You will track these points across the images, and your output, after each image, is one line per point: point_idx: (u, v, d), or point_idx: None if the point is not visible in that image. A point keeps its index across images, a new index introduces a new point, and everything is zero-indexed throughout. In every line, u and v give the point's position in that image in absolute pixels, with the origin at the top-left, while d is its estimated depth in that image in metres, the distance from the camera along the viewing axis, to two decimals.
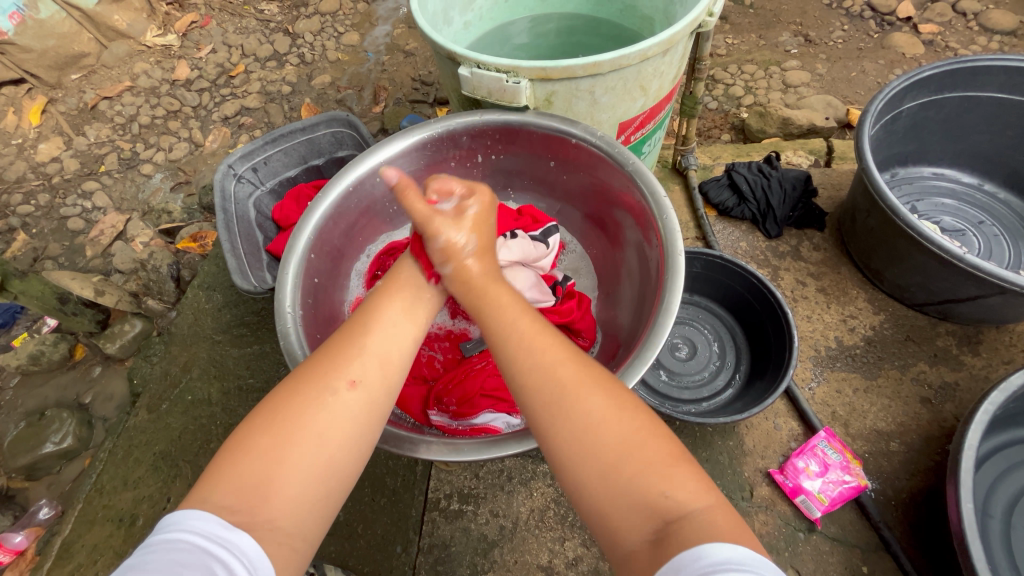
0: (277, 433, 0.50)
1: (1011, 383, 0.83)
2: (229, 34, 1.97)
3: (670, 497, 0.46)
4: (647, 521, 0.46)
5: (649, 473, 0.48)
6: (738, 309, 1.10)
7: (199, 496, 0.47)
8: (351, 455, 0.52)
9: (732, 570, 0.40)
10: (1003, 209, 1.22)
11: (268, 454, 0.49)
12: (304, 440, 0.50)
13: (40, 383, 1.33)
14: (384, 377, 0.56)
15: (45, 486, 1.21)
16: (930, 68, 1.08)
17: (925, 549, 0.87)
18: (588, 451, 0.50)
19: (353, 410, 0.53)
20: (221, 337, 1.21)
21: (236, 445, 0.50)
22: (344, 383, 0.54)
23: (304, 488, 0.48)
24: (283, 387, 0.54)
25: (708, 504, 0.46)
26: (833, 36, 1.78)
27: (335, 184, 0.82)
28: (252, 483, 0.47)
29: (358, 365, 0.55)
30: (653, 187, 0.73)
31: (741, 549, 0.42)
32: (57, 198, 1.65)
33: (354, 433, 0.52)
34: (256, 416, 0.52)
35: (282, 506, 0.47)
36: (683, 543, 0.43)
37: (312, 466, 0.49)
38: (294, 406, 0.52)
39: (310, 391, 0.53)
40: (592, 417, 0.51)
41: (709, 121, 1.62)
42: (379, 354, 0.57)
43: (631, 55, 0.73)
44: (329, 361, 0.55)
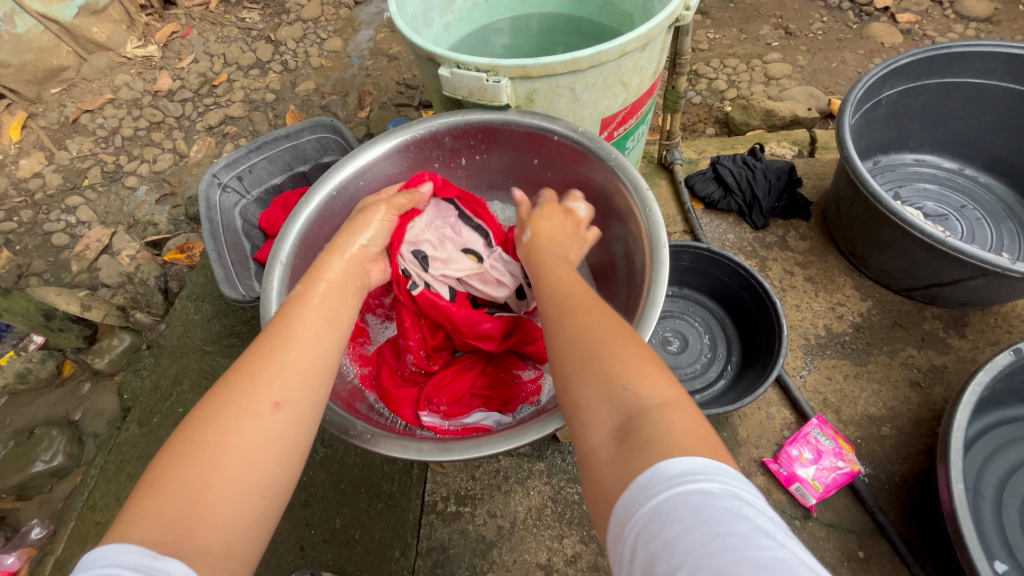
0: (197, 460, 0.45)
1: (996, 363, 0.84)
2: (211, 43, 1.95)
3: (631, 391, 0.45)
4: (612, 417, 0.45)
5: (620, 368, 0.47)
6: (727, 301, 1.11)
7: (117, 533, 0.41)
8: (282, 473, 0.48)
9: (689, 486, 0.37)
10: (983, 193, 1.24)
11: (191, 481, 0.44)
12: (229, 462, 0.46)
13: (29, 401, 1.31)
14: (309, 389, 0.53)
15: (36, 506, 1.19)
16: (907, 55, 1.09)
17: (919, 532, 0.88)
18: (580, 346, 0.51)
19: (280, 427, 0.50)
20: (211, 348, 1.20)
21: (157, 475, 0.45)
22: (267, 404, 0.50)
23: (236, 511, 0.44)
24: (202, 410, 0.49)
25: (667, 402, 0.44)
26: (813, 28, 1.80)
27: (319, 188, 0.81)
28: (179, 510, 0.43)
29: (279, 383, 0.51)
30: (635, 181, 0.73)
31: (700, 458, 0.39)
32: (40, 214, 1.63)
33: (283, 449, 0.49)
34: (175, 444, 0.47)
35: (213, 532, 0.43)
36: (642, 448, 0.41)
37: (244, 484, 0.46)
38: (213, 429, 0.47)
39: (231, 410, 0.49)
40: (581, 327, 0.52)
41: (694, 116, 1.64)
42: (303, 369, 0.54)
43: (609, 50, 0.73)
44: (246, 380, 0.51)
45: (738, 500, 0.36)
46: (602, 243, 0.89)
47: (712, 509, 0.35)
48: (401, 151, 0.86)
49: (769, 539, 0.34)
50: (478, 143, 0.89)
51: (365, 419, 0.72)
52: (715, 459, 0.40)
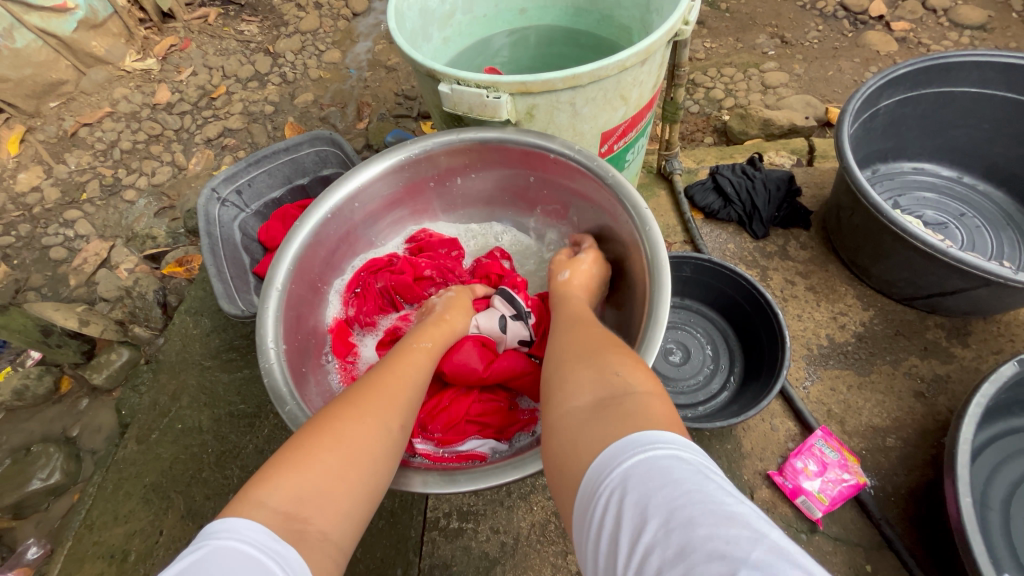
0: (343, 454, 0.51)
1: (1001, 374, 0.83)
2: (210, 56, 1.96)
3: (621, 376, 0.52)
4: (595, 392, 0.51)
5: (616, 360, 0.54)
6: (729, 312, 1.10)
7: (249, 507, 0.44)
8: (384, 483, 0.54)
9: (661, 450, 0.41)
10: (982, 201, 1.24)
11: (335, 472, 0.49)
12: (360, 463, 0.52)
13: (26, 418, 1.30)
14: (416, 419, 0.61)
15: (33, 524, 1.17)
16: (904, 65, 1.10)
17: (927, 544, 0.87)
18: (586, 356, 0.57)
19: (397, 447, 0.57)
20: (210, 363, 1.19)
21: (294, 458, 0.49)
22: (398, 426, 0.58)
23: (352, 506, 0.49)
24: (336, 412, 0.55)
25: (651, 390, 0.49)
26: (809, 37, 1.81)
27: (313, 212, 0.81)
28: (312, 492, 0.47)
29: (405, 413, 0.60)
30: (633, 199, 0.73)
31: (670, 433, 0.43)
32: (38, 227, 1.63)
33: (393, 463, 0.56)
34: (312, 435, 0.52)
35: (333, 520, 0.47)
36: (619, 414, 0.46)
37: (365, 486, 0.51)
38: (358, 429, 0.54)
39: (372, 420, 0.55)
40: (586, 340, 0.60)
41: (691, 125, 1.64)
42: (417, 407, 0.62)
43: (610, 66, 0.73)
44: (383, 400, 0.58)
45: (697, 466, 0.40)
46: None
47: (677, 472, 0.39)
48: (394, 173, 0.86)
49: (729, 492, 0.38)
50: (471, 162, 0.89)
51: None
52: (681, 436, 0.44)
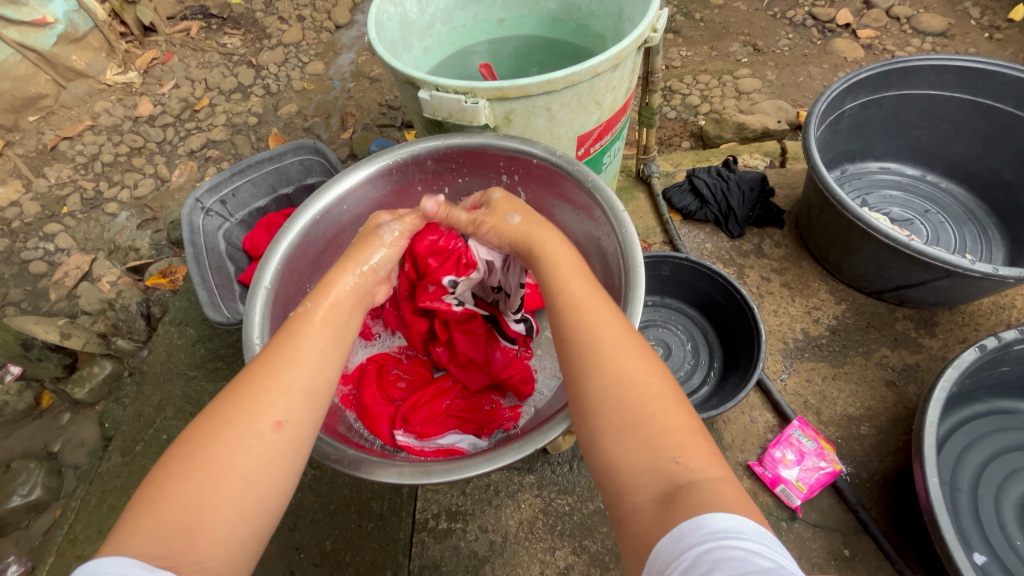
0: (197, 480, 0.48)
1: (963, 359, 0.87)
2: (192, 69, 1.97)
3: (682, 463, 0.47)
4: (656, 482, 0.46)
5: (672, 435, 0.48)
6: (707, 309, 1.13)
7: (116, 545, 0.45)
8: (276, 494, 0.51)
9: (730, 540, 0.40)
10: (946, 199, 1.29)
11: (190, 501, 0.47)
12: (229, 480, 0.48)
13: (5, 434, 1.28)
14: (311, 412, 0.55)
15: (12, 542, 1.15)
16: (866, 70, 1.15)
17: (901, 527, 0.90)
18: (619, 400, 0.51)
19: (280, 449, 0.52)
20: (195, 372, 1.19)
21: (154, 489, 0.48)
22: (270, 424, 0.52)
23: (231, 530, 0.47)
24: (205, 427, 0.51)
25: (717, 477, 0.46)
26: (780, 45, 1.88)
27: (302, 213, 0.82)
28: (179, 527, 0.46)
29: (282, 403, 0.53)
30: (612, 202, 0.75)
31: (744, 520, 0.41)
32: (17, 242, 1.61)
33: (280, 472, 0.51)
34: (173, 465, 0.49)
35: (210, 549, 0.46)
36: (688, 510, 0.43)
37: (240, 503, 0.48)
38: (217, 449, 0.50)
39: (233, 431, 0.51)
40: (627, 374, 0.52)
41: (669, 130, 1.69)
42: (304, 388, 0.55)
43: (582, 71, 0.76)
44: (249, 399, 0.53)
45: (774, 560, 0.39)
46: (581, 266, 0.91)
47: (749, 563, 0.38)
48: (382, 176, 0.87)
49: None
50: (458, 167, 0.90)
51: (345, 440, 0.71)
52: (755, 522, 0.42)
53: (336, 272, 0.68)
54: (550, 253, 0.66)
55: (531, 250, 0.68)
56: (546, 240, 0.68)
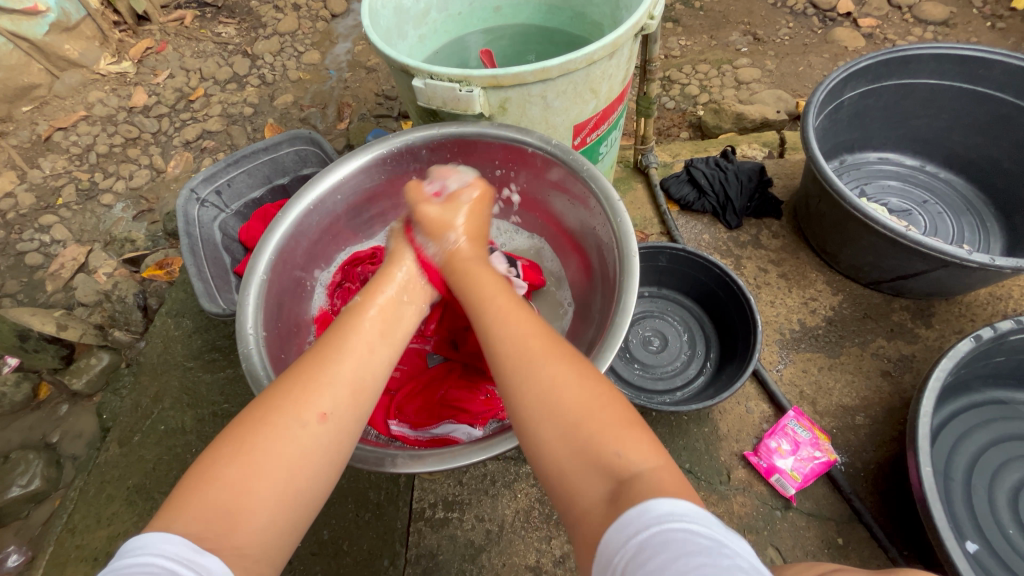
0: (243, 466, 0.48)
1: (959, 350, 0.87)
2: (187, 59, 1.95)
3: (622, 457, 0.46)
4: (601, 481, 0.46)
5: (609, 431, 0.48)
6: (704, 300, 1.13)
7: (162, 523, 0.44)
8: (315, 487, 0.50)
9: (675, 522, 0.39)
10: (944, 189, 1.29)
11: (236, 487, 0.47)
12: (274, 469, 0.48)
13: (4, 425, 1.28)
14: (356, 407, 0.55)
15: (12, 532, 1.16)
16: (866, 58, 1.14)
17: (894, 516, 0.90)
18: (554, 409, 0.50)
19: (324, 442, 0.52)
20: (192, 363, 1.19)
21: (201, 473, 0.48)
22: (317, 415, 0.52)
23: (269, 520, 0.47)
24: (254, 415, 0.51)
25: (656, 465, 0.46)
26: (780, 34, 1.86)
27: (296, 203, 0.82)
28: (222, 512, 0.45)
29: (330, 395, 0.53)
30: (607, 191, 0.75)
31: (685, 502, 0.41)
32: (13, 233, 1.60)
33: (321, 465, 0.51)
34: (219, 449, 0.49)
35: (251, 536, 0.46)
36: (632, 499, 0.42)
37: (283, 493, 0.48)
38: (266, 436, 0.50)
39: (283, 418, 0.51)
40: (555, 382, 0.52)
41: (668, 121, 1.68)
42: (351, 384, 0.55)
43: (578, 59, 0.75)
44: (299, 389, 0.53)
45: (718, 542, 0.38)
46: (579, 258, 0.90)
47: (691, 545, 0.38)
48: (377, 166, 0.86)
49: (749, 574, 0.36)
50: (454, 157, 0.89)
51: None
52: (698, 505, 0.42)
53: (382, 279, 0.70)
54: (478, 274, 0.69)
55: (456, 278, 0.70)
56: (472, 263, 0.71)
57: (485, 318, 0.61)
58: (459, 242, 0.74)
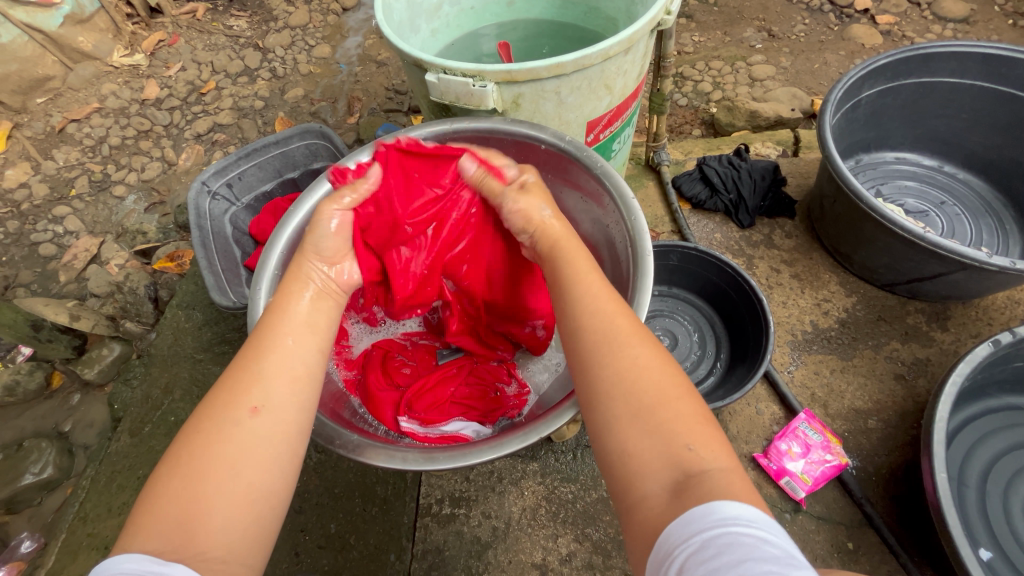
0: (185, 473, 0.48)
1: (976, 355, 0.85)
2: (199, 51, 1.95)
3: (693, 452, 0.46)
4: (668, 469, 0.45)
5: (684, 423, 0.47)
6: (715, 300, 1.12)
7: (125, 546, 0.45)
8: (273, 478, 0.51)
9: (739, 526, 0.39)
10: (962, 190, 1.26)
11: (185, 496, 0.47)
12: (218, 472, 0.48)
13: (18, 414, 1.30)
14: (291, 394, 0.55)
15: (25, 519, 1.17)
16: (885, 56, 1.12)
17: (906, 521, 0.89)
18: (632, 389, 0.50)
19: (262, 433, 0.52)
20: (202, 356, 1.19)
21: (152, 490, 0.48)
22: (248, 410, 0.52)
23: (229, 520, 0.47)
24: (191, 425, 0.52)
25: (726, 467, 0.45)
26: (796, 30, 1.83)
27: (307, 197, 0.81)
28: (176, 522, 0.46)
29: (259, 388, 0.53)
30: (621, 189, 0.74)
31: (753, 508, 0.41)
32: (27, 224, 1.62)
33: (271, 455, 0.51)
34: (169, 463, 0.50)
35: (214, 538, 0.46)
36: (700, 494, 0.42)
37: (237, 490, 0.48)
38: (202, 442, 0.50)
39: (215, 422, 0.51)
40: (637, 363, 0.51)
41: (680, 118, 1.66)
42: (283, 374, 0.55)
43: (593, 55, 0.74)
44: (225, 391, 0.53)
45: (784, 551, 0.38)
46: (591, 257, 0.89)
47: (758, 551, 0.38)
48: None
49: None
50: None
51: (352, 427, 0.71)
52: (765, 512, 0.42)
53: (292, 284, 0.65)
54: (570, 249, 0.66)
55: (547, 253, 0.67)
56: (562, 238, 0.67)
57: (571, 291, 0.60)
58: (547, 217, 0.70)
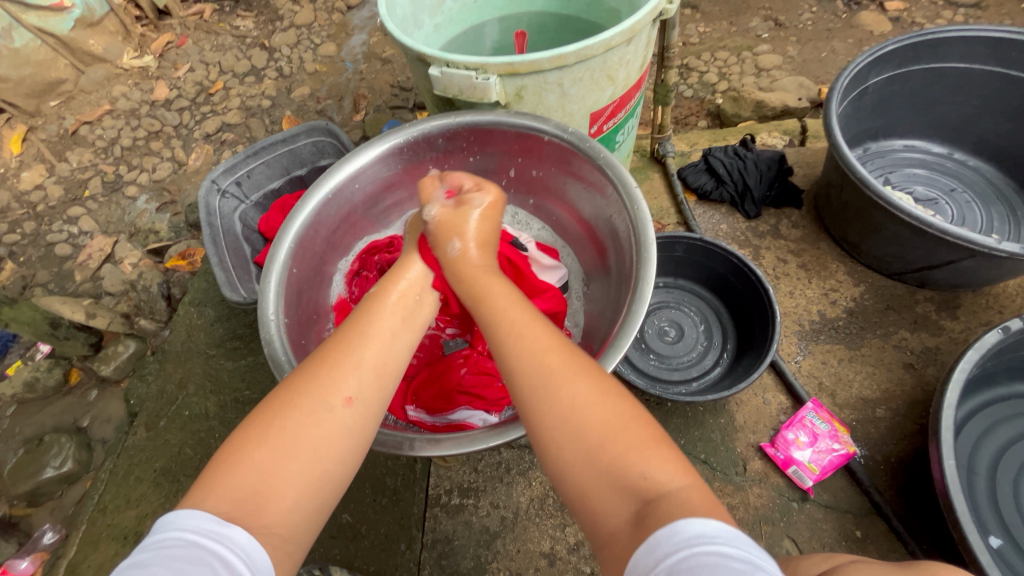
0: (275, 447, 0.50)
1: (985, 342, 0.85)
2: (206, 52, 1.97)
3: (650, 477, 0.46)
4: (626, 502, 0.46)
5: (635, 453, 0.48)
6: (721, 290, 1.12)
7: (197, 499, 0.47)
8: (341, 467, 0.52)
9: (707, 545, 0.39)
10: (973, 177, 1.25)
11: (264, 470, 0.49)
12: (298, 452, 0.50)
13: (38, 410, 1.33)
14: (380, 391, 0.56)
15: (47, 511, 1.20)
16: (893, 42, 1.10)
17: (914, 509, 0.89)
18: (578, 427, 0.50)
19: (348, 425, 0.53)
20: (215, 351, 1.22)
21: (235, 451, 0.50)
22: (341, 400, 0.53)
23: (297, 499, 0.49)
24: (284, 395, 0.53)
25: (685, 485, 0.46)
26: (802, 19, 1.81)
27: (314, 191, 0.83)
28: (248, 491, 0.47)
29: (354, 380, 0.55)
30: (624, 179, 0.74)
31: (717, 522, 0.41)
32: (43, 225, 1.66)
33: (347, 446, 0.53)
34: (251, 429, 0.51)
35: (279, 514, 0.47)
36: (660, 520, 0.42)
37: (306, 475, 0.50)
38: (294, 419, 0.51)
39: (308, 403, 0.52)
40: (573, 404, 0.51)
41: (685, 109, 1.65)
42: (375, 368, 0.57)
43: (595, 45, 0.75)
44: (325, 373, 0.55)
45: (751, 563, 0.39)
46: (597, 248, 0.89)
47: (726, 568, 0.38)
48: (393, 155, 0.87)
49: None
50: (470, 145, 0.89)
51: None
52: (728, 524, 0.42)
53: (400, 266, 0.71)
54: (489, 285, 0.65)
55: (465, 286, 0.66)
56: (482, 272, 0.66)
57: (497, 335, 0.59)
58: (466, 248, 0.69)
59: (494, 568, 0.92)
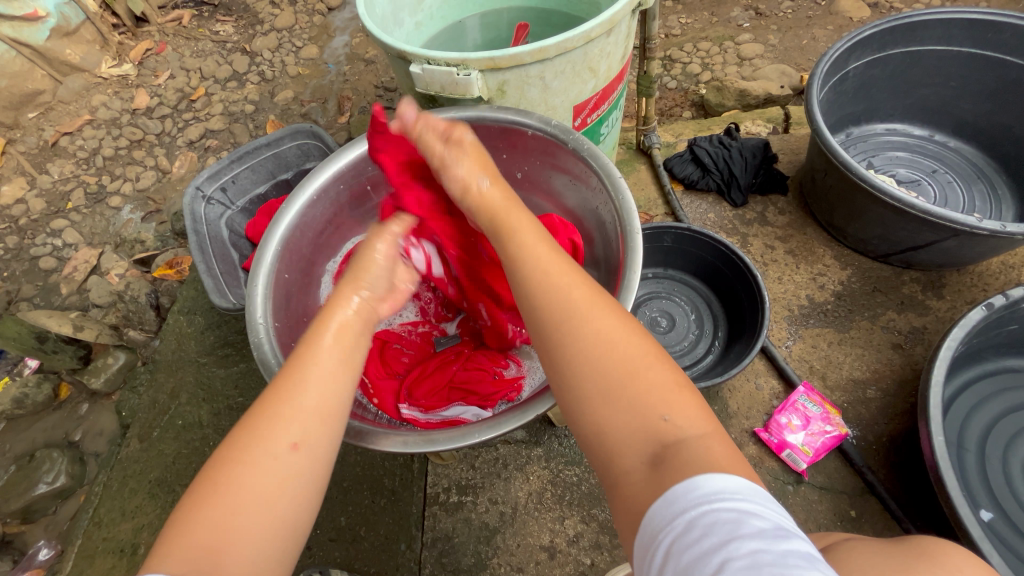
0: (223, 502, 0.48)
1: (970, 319, 0.86)
2: (187, 58, 1.95)
3: (670, 422, 0.46)
4: (647, 443, 0.46)
5: (654, 394, 0.48)
6: (711, 279, 1.13)
7: (154, 564, 0.46)
8: (299, 513, 0.50)
9: (725, 503, 0.40)
10: (954, 159, 1.27)
11: (217, 530, 0.47)
12: (246, 502, 0.48)
13: (28, 426, 1.32)
14: (325, 431, 0.54)
15: (42, 528, 1.19)
16: (871, 27, 1.11)
17: (907, 487, 0.90)
18: (599, 360, 0.50)
19: (297, 470, 0.51)
20: (206, 359, 1.21)
21: (185, 512, 0.48)
22: (284, 447, 0.51)
23: (258, 550, 0.47)
24: (224, 454, 0.51)
25: (706, 433, 0.46)
26: (783, 7, 1.82)
27: (298, 194, 0.82)
28: (205, 549, 0.46)
29: (295, 426, 0.52)
30: (608, 169, 0.74)
31: (738, 480, 0.41)
32: (26, 239, 1.63)
33: (301, 491, 0.51)
34: (198, 490, 0.49)
35: (241, 568, 0.46)
36: (681, 473, 0.42)
37: (263, 526, 0.48)
38: (240, 470, 0.50)
39: (251, 452, 0.50)
40: (600, 336, 0.51)
41: (670, 101, 1.66)
42: (317, 409, 0.54)
43: (575, 38, 0.75)
44: (266, 420, 0.52)
45: (771, 523, 0.39)
46: (584, 240, 0.90)
47: (746, 527, 0.38)
48: None
49: (803, 557, 0.37)
50: None
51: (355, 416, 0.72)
52: (750, 481, 0.42)
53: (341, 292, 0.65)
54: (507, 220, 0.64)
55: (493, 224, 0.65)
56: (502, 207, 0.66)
57: (521, 266, 0.58)
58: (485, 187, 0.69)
59: (495, 563, 0.92)
